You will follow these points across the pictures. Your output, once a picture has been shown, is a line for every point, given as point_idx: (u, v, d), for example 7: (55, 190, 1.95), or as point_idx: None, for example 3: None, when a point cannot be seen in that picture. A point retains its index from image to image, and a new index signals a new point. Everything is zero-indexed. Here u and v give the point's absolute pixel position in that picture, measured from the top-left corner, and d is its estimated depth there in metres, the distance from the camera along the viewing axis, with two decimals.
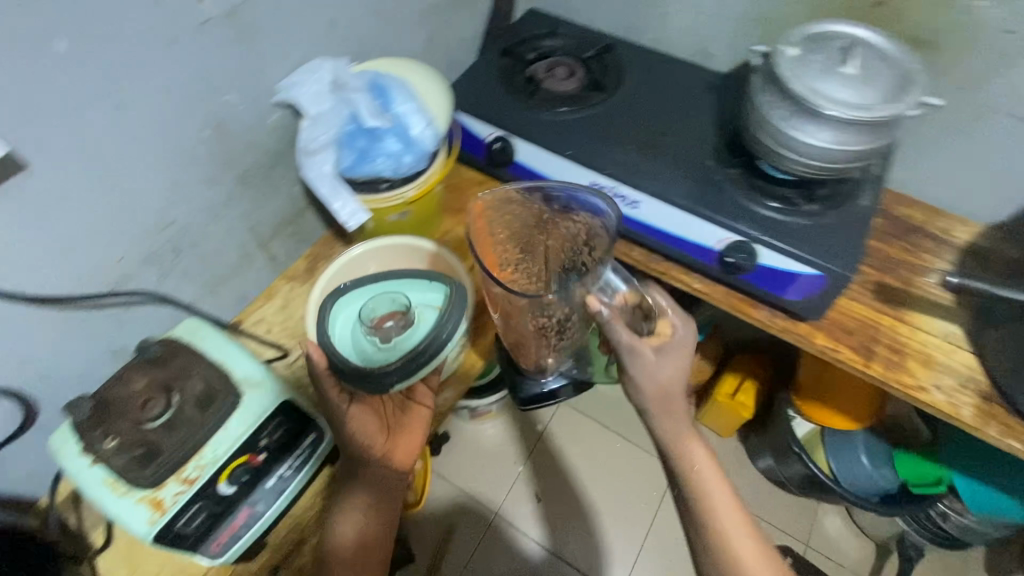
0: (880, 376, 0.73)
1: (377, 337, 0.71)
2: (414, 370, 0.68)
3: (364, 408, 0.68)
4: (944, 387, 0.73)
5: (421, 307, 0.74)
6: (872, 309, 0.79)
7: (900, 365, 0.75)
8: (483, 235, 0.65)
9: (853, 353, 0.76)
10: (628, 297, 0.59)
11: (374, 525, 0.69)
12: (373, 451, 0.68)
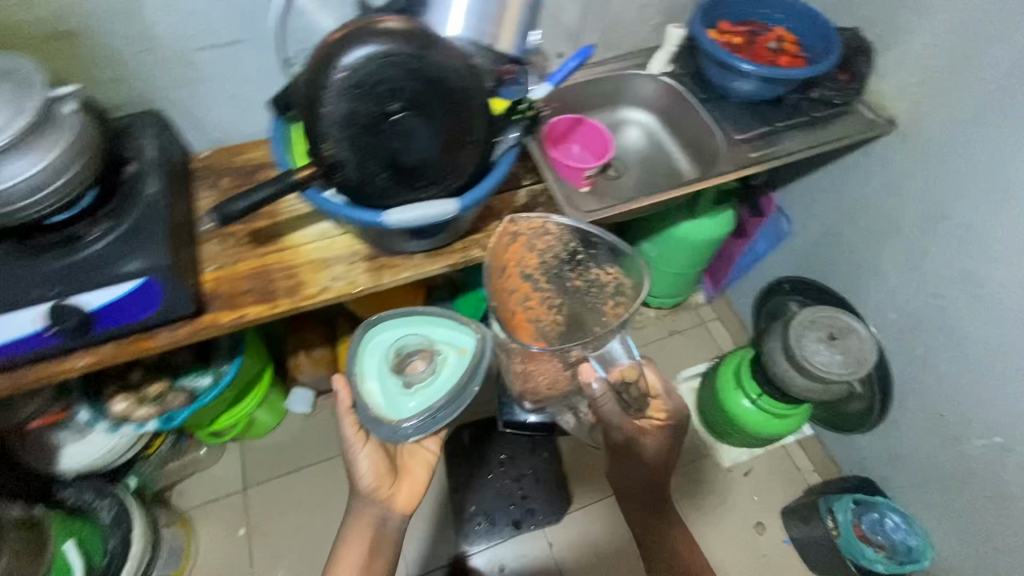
0: (271, 303, 0.87)
1: (405, 382, 0.92)
2: (422, 424, 0.90)
3: (367, 460, 0.94)
4: (316, 289, 0.91)
5: (446, 352, 0.95)
6: (268, 266, 0.93)
7: (280, 295, 0.90)
8: (510, 283, 0.92)
9: (243, 291, 0.89)
10: (625, 372, 0.86)
11: (363, 520, 0.94)
12: (378, 494, 0.94)
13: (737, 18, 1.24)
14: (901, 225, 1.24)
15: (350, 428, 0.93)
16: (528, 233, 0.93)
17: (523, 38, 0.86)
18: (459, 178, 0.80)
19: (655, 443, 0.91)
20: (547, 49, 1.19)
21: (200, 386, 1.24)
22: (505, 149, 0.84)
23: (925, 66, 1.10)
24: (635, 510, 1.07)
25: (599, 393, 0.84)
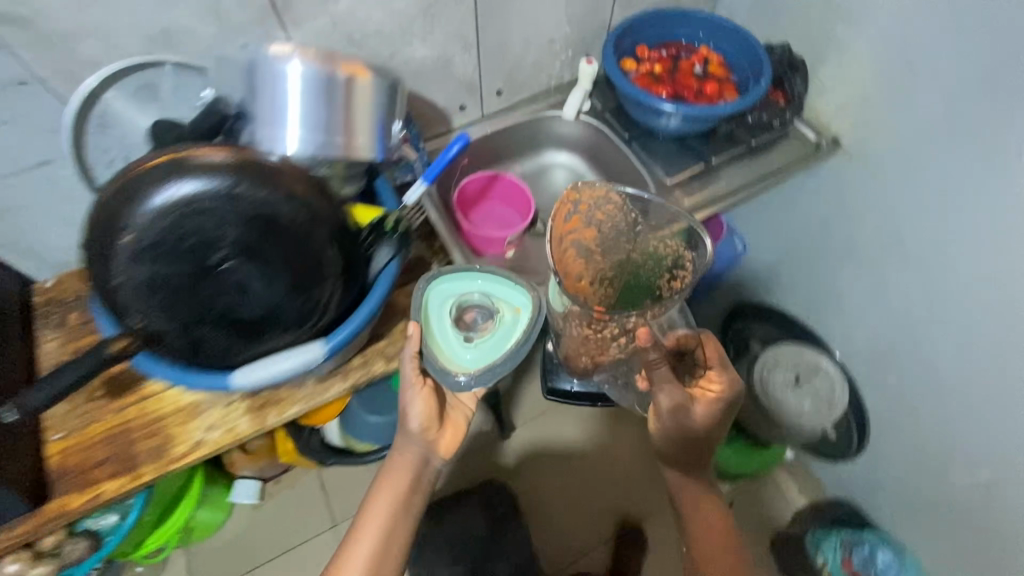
0: (142, 471, 0.75)
1: (462, 335, 0.81)
2: (478, 379, 0.79)
3: (421, 400, 0.78)
4: (205, 428, 0.79)
5: (500, 310, 0.83)
6: (119, 422, 0.78)
7: (151, 454, 0.77)
8: (568, 247, 0.79)
9: (107, 462, 0.76)
10: (682, 340, 0.79)
11: (402, 461, 0.80)
12: (422, 439, 0.80)
13: (658, 39, 1.10)
14: (852, 248, 1.11)
15: (412, 369, 0.76)
16: (584, 201, 0.80)
17: (385, 135, 0.68)
18: (325, 314, 0.65)
19: (704, 417, 0.80)
20: (445, 105, 1.03)
21: (104, 526, 1.04)
22: (385, 259, 0.70)
23: (863, 83, 0.98)
24: (692, 479, 0.88)
25: (657, 363, 0.76)
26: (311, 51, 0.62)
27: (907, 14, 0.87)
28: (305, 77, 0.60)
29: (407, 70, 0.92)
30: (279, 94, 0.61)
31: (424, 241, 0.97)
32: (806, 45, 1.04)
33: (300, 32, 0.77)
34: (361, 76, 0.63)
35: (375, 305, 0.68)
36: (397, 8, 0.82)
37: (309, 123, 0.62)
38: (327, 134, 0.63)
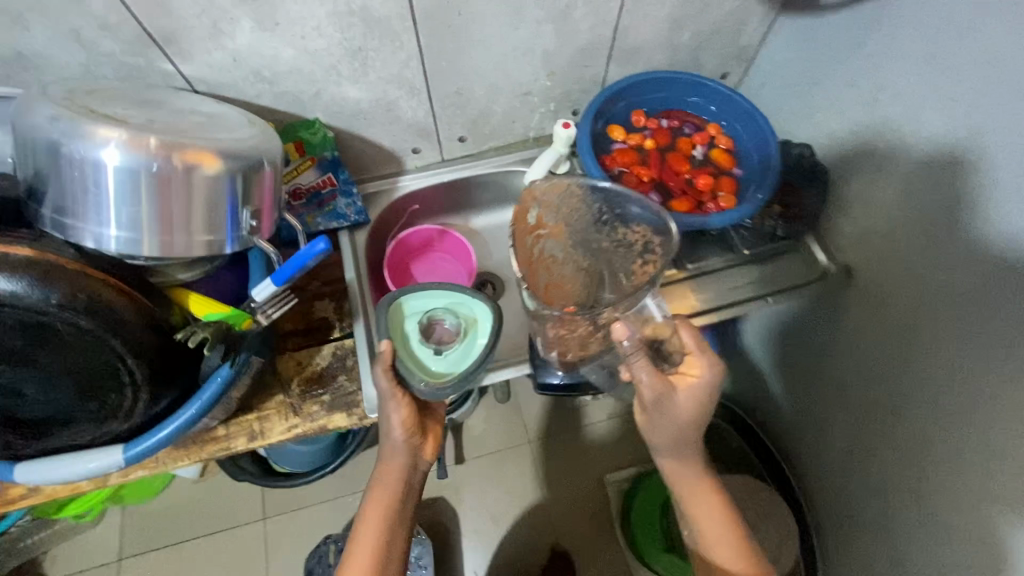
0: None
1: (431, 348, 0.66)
2: (448, 391, 0.64)
3: (403, 408, 0.69)
4: None
5: (466, 321, 0.67)
6: None
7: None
8: (536, 248, 0.76)
9: None
10: (655, 330, 0.65)
11: (391, 472, 0.73)
12: (397, 449, 0.73)
13: (663, 105, 0.93)
14: (837, 393, 0.93)
15: (387, 377, 0.65)
16: (546, 201, 0.76)
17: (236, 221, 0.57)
18: (125, 419, 0.59)
19: (689, 409, 0.64)
20: (392, 146, 0.91)
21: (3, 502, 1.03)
22: (215, 362, 0.58)
23: (887, 217, 0.77)
24: (683, 468, 0.71)
25: (631, 355, 0.62)
26: (145, 133, 0.50)
27: (953, 149, 0.66)
28: (134, 175, 0.49)
29: (338, 109, 0.80)
30: (83, 186, 0.49)
31: (334, 302, 0.87)
32: (833, 149, 0.84)
33: (191, 65, 0.67)
34: (208, 168, 0.52)
35: (181, 423, 0.58)
36: (315, 48, 0.69)
37: (135, 222, 0.51)
38: (160, 233, 0.52)
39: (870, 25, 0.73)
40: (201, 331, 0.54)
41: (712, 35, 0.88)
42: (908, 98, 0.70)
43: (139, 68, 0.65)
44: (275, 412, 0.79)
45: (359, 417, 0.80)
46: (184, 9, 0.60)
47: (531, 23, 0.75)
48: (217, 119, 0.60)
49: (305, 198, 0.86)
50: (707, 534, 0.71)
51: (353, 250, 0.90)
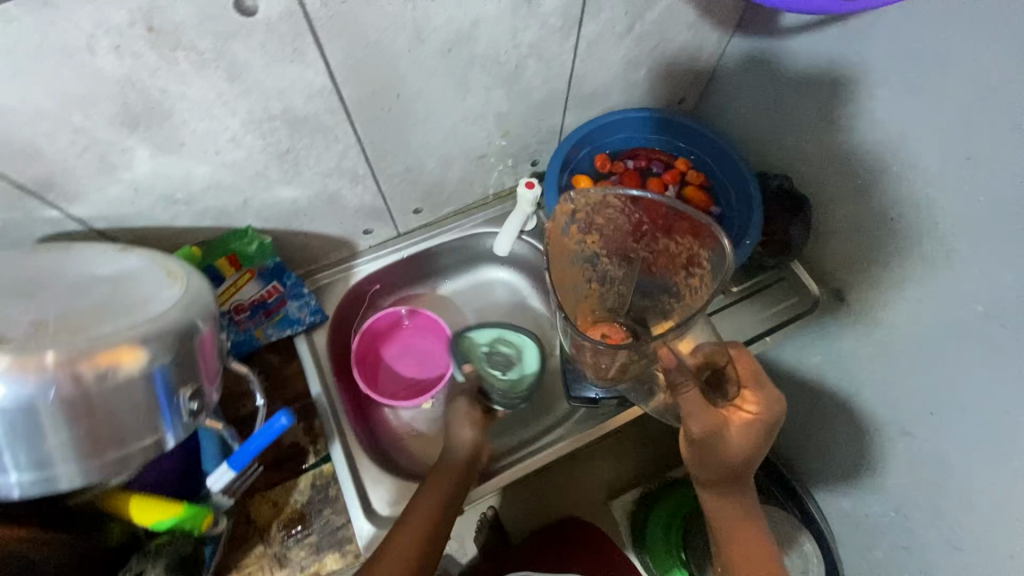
0: None
1: (495, 372, 0.81)
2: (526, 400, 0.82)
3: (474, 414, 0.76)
4: None
5: (517, 345, 0.83)
6: None
7: None
8: (567, 263, 0.65)
9: None
10: (709, 358, 0.57)
11: (456, 454, 0.71)
12: (467, 435, 0.73)
13: (626, 145, 0.88)
14: (842, 416, 0.89)
15: (465, 398, 0.77)
16: (578, 211, 0.63)
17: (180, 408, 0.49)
18: None
19: (740, 446, 0.58)
20: (341, 234, 0.80)
21: None
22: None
23: (876, 246, 0.74)
24: (723, 498, 0.65)
25: (681, 385, 0.55)
26: (40, 347, 0.41)
27: (938, 180, 0.62)
28: (39, 402, 0.41)
29: (271, 211, 0.69)
30: None
31: (303, 422, 0.76)
32: (810, 175, 0.80)
33: (84, 206, 0.55)
34: (129, 367, 0.43)
35: None
36: (233, 160, 0.58)
37: (52, 449, 0.43)
38: (87, 453, 0.44)
39: (834, 51, 0.69)
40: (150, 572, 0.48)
41: (668, 67, 0.82)
42: (882, 125, 0.66)
43: (16, 222, 0.53)
44: (258, 569, 0.69)
45: (354, 556, 0.70)
46: (60, 152, 0.48)
47: (478, 90, 0.67)
48: (128, 284, 0.50)
49: (249, 311, 0.75)
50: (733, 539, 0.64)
51: (314, 357, 0.80)
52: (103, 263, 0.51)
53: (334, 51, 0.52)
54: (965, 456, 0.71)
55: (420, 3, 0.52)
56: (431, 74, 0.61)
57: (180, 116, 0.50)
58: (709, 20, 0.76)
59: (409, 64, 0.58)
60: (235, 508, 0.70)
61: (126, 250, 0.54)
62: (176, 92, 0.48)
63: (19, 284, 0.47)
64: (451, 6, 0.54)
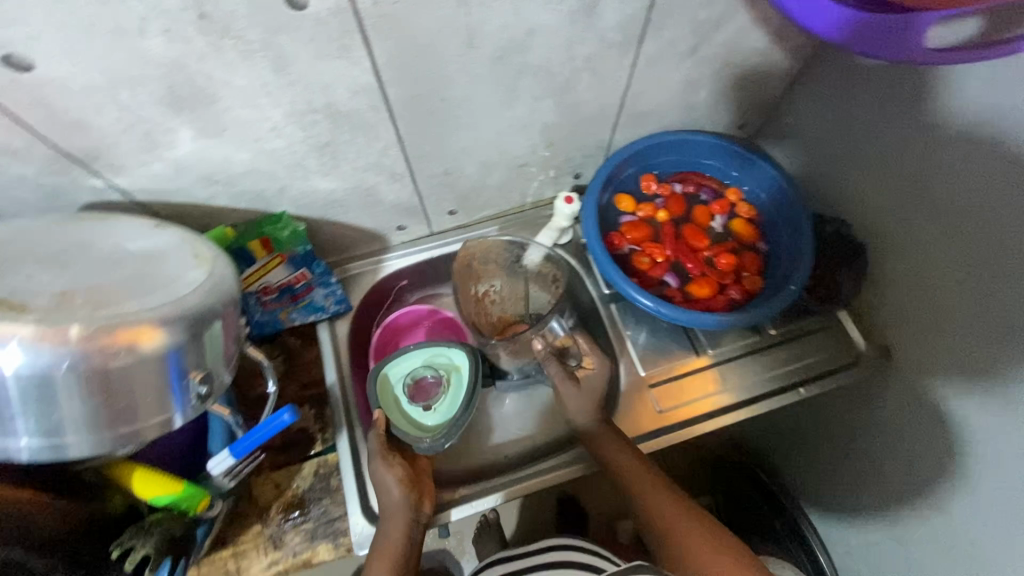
0: None
1: (419, 405, 0.68)
2: (445, 440, 0.65)
3: (397, 466, 0.65)
4: None
5: (444, 371, 0.70)
6: None
7: None
8: (479, 288, 0.85)
9: None
10: (562, 342, 0.77)
11: (395, 526, 0.63)
12: (396, 498, 0.64)
13: (675, 167, 0.84)
14: (870, 485, 0.82)
15: (378, 441, 0.66)
16: (473, 253, 0.84)
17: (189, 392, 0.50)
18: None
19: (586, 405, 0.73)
20: (375, 227, 0.80)
21: None
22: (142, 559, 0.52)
23: (935, 309, 0.67)
24: (624, 449, 0.70)
25: (544, 361, 0.75)
26: (66, 321, 0.43)
27: (1014, 249, 0.56)
28: (52, 373, 0.42)
29: (308, 201, 0.69)
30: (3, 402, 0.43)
31: (315, 409, 0.77)
32: (871, 224, 0.74)
33: (127, 178, 0.57)
34: (146, 347, 0.44)
35: None
36: (274, 148, 0.59)
37: (62, 418, 0.44)
38: (96, 424, 0.46)
39: (913, 95, 0.63)
40: (140, 548, 0.52)
41: (731, 91, 0.78)
42: (960, 182, 0.60)
43: (63, 186, 0.56)
44: (253, 547, 0.70)
45: (346, 550, 0.71)
46: (107, 125, 0.50)
47: (526, 100, 0.65)
48: (157, 262, 0.51)
49: (276, 293, 0.76)
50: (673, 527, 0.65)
51: (334, 346, 0.80)
52: (137, 237, 0.53)
53: (381, 50, 0.51)
54: (1003, 552, 0.64)
55: (473, 9, 0.51)
56: (479, 80, 0.59)
57: (225, 101, 0.51)
58: (782, 47, 0.72)
59: (456, 69, 0.57)
60: (240, 484, 0.72)
61: (160, 227, 0.55)
62: (221, 78, 0.49)
63: (58, 249, 0.49)
64: (506, 13, 0.52)
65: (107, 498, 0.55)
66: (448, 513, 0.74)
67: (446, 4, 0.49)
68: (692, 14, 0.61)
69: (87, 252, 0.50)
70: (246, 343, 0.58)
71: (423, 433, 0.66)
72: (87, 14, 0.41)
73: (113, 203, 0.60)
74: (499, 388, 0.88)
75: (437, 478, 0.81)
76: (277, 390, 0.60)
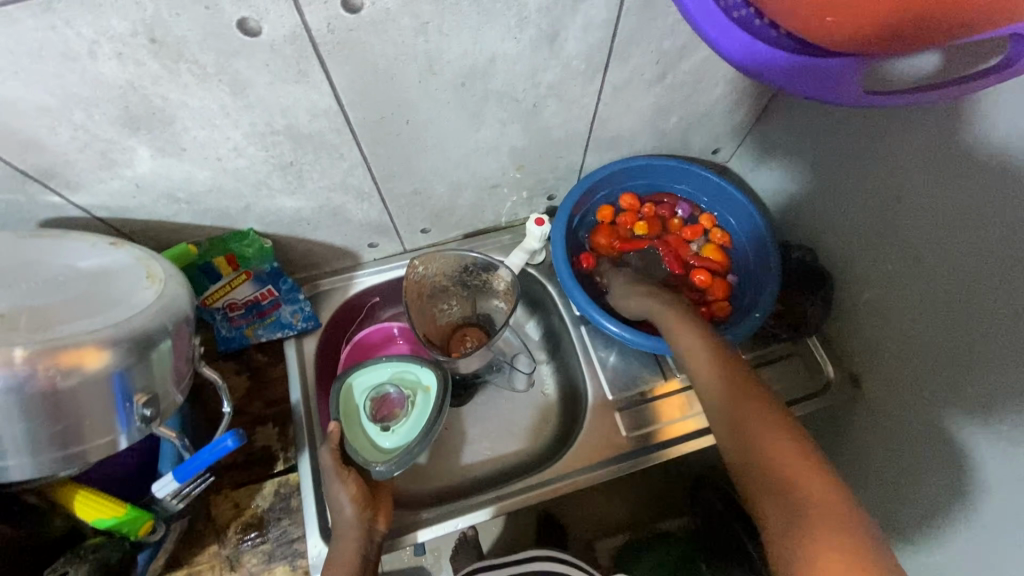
0: None
1: (379, 424, 0.67)
2: (396, 466, 0.64)
3: (351, 485, 0.65)
4: None
5: (410, 390, 0.69)
6: None
7: None
8: (428, 302, 0.83)
9: None
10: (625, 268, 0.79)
11: (347, 544, 0.63)
12: (348, 513, 0.64)
13: (646, 190, 0.86)
14: None
15: (332, 457, 0.66)
16: (421, 271, 0.79)
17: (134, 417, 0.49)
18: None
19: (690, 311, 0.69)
20: (345, 245, 0.80)
21: None
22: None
23: (903, 338, 0.68)
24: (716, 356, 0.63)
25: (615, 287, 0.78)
26: (6, 343, 0.42)
27: (977, 282, 0.57)
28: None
29: (274, 218, 0.69)
30: None
31: (277, 426, 0.76)
32: (841, 252, 0.75)
33: (85, 195, 0.57)
34: (91, 369, 0.44)
35: None
36: (236, 167, 0.59)
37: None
38: (33, 448, 0.45)
39: (882, 127, 0.64)
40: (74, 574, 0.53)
41: (701, 118, 0.78)
42: (927, 215, 0.62)
43: (19, 203, 0.56)
44: (208, 569, 0.69)
45: (303, 572, 0.70)
46: (62, 144, 0.50)
47: (493, 124, 0.65)
48: (107, 281, 0.51)
49: (243, 310, 0.76)
50: (784, 470, 0.53)
51: (300, 363, 0.78)
52: (89, 255, 0.53)
53: (340, 75, 0.52)
54: None
55: (432, 36, 0.51)
56: (443, 104, 0.60)
57: (181, 122, 0.51)
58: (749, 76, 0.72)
59: (419, 93, 0.57)
60: (197, 503, 0.71)
61: (116, 245, 0.55)
62: (177, 100, 0.49)
63: (7, 267, 0.49)
64: (466, 41, 0.53)
65: (48, 520, 0.57)
66: (413, 535, 0.72)
67: (404, 31, 0.49)
68: (657, 44, 0.62)
69: (37, 271, 0.50)
70: (200, 362, 0.58)
71: (376, 456, 0.65)
72: (34, 38, 0.41)
73: (72, 219, 0.60)
74: (468, 407, 0.87)
75: (403, 499, 0.80)
76: (232, 410, 0.60)
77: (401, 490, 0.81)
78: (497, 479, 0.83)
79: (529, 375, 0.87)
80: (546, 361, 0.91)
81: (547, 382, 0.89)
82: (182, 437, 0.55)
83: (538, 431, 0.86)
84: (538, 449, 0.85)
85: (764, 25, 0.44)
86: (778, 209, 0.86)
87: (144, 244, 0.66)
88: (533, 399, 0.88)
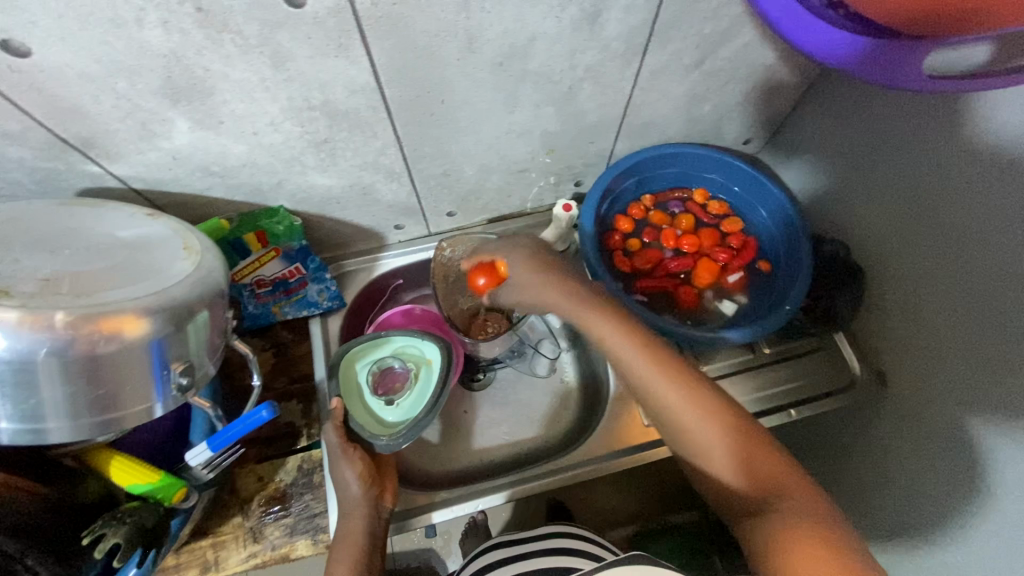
0: None
1: (383, 399, 0.67)
2: (401, 439, 0.64)
3: (357, 462, 0.65)
4: None
5: (413, 364, 0.69)
6: None
7: None
8: (451, 284, 0.82)
9: None
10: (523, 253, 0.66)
11: (352, 522, 0.64)
12: (355, 493, 0.64)
13: (675, 178, 0.85)
14: (856, 510, 0.81)
15: (338, 435, 0.65)
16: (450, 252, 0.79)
17: (168, 389, 0.50)
18: None
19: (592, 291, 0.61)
20: (371, 225, 0.80)
21: None
22: (110, 546, 0.54)
23: (931, 335, 0.66)
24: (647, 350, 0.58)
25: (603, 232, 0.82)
26: (49, 307, 0.43)
27: (1013, 282, 0.56)
28: (31, 359, 0.42)
29: (304, 197, 0.69)
30: None
31: (301, 404, 0.77)
32: (872, 247, 0.74)
33: (123, 166, 0.57)
34: (131, 336, 0.45)
35: None
36: (270, 143, 0.59)
37: (41, 405, 0.45)
38: (69, 413, 0.46)
39: (918, 121, 0.63)
40: (112, 536, 0.54)
41: (736, 107, 0.77)
42: (960, 213, 0.60)
43: (58, 171, 0.56)
44: (232, 539, 0.70)
45: (323, 547, 0.71)
46: (104, 114, 0.51)
47: (527, 106, 0.65)
48: (146, 251, 0.51)
49: (270, 287, 0.77)
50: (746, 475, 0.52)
51: (324, 342, 0.79)
52: (127, 226, 0.53)
53: (380, 50, 0.51)
54: None
55: (474, 13, 0.50)
56: (479, 84, 0.59)
57: (221, 94, 0.51)
58: (788, 65, 0.71)
59: (455, 72, 0.56)
60: (222, 475, 0.72)
61: (153, 216, 0.55)
62: (218, 71, 0.49)
63: (52, 233, 0.50)
64: (508, 19, 0.52)
65: (82, 484, 0.58)
66: (427, 516, 0.73)
67: (446, 7, 0.49)
68: (698, 28, 0.60)
69: (78, 238, 0.51)
70: (231, 335, 0.58)
71: (381, 431, 0.65)
72: (83, 4, 0.41)
73: (109, 190, 0.60)
74: (488, 392, 0.88)
75: (421, 479, 0.81)
76: (261, 383, 0.60)
77: (421, 471, 0.82)
78: (515, 463, 0.84)
79: (552, 361, 0.87)
80: (569, 349, 0.90)
81: (569, 369, 0.89)
82: (215, 407, 0.56)
83: (558, 417, 0.87)
84: (556, 435, 0.85)
85: (821, 5, 0.44)
86: (810, 202, 0.85)
87: (177, 217, 0.67)
88: (553, 386, 0.88)
